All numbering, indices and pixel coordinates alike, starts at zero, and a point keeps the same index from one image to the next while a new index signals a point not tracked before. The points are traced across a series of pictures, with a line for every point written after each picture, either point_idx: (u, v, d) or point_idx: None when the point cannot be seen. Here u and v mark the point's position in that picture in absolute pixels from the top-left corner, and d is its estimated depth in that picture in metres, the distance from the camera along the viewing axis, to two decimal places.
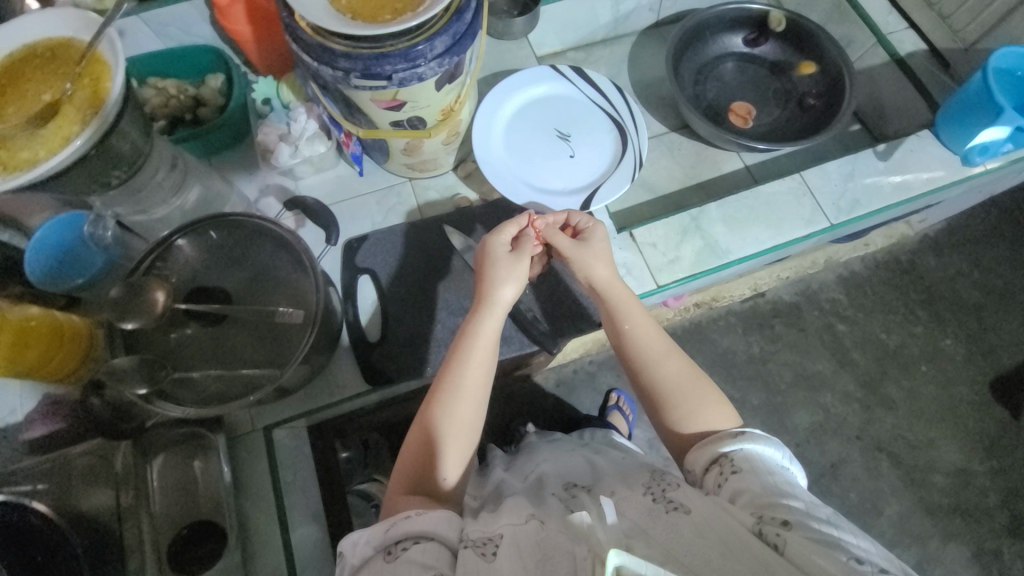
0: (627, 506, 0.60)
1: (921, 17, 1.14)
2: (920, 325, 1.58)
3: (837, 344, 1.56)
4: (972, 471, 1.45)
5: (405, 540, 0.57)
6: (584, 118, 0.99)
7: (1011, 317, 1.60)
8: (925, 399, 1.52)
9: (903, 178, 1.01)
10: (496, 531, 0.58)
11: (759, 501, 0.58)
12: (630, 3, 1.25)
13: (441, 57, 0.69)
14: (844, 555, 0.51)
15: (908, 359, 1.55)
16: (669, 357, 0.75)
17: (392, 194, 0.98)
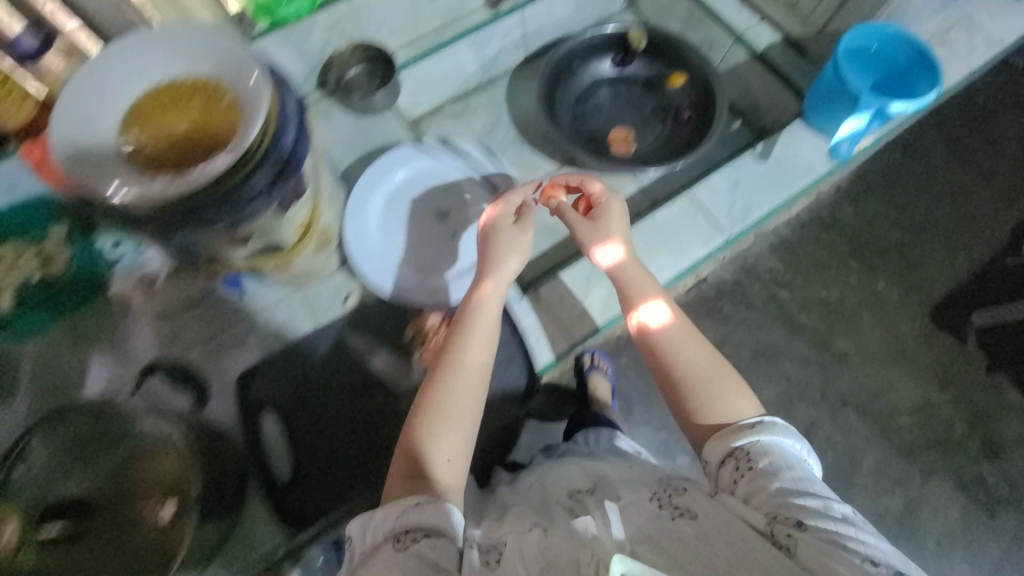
0: (632, 514, 0.61)
1: (772, 9, 1.14)
2: (854, 275, 1.54)
3: (785, 311, 1.49)
4: (933, 404, 1.43)
5: (414, 530, 0.57)
6: (457, 191, 0.97)
7: (934, 248, 1.58)
8: (874, 345, 1.48)
9: (786, 174, 1.02)
10: (499, 540, 0.61)
11: (771, 500, 0.59)
12: (494, 47, 1.22)
13: (268, 190, 0.63)
14: (855, 556, 0.52)
15: (850, 310, 1.51)
16: (682, 329, 0.77)
17: (278, 310, 0.91)
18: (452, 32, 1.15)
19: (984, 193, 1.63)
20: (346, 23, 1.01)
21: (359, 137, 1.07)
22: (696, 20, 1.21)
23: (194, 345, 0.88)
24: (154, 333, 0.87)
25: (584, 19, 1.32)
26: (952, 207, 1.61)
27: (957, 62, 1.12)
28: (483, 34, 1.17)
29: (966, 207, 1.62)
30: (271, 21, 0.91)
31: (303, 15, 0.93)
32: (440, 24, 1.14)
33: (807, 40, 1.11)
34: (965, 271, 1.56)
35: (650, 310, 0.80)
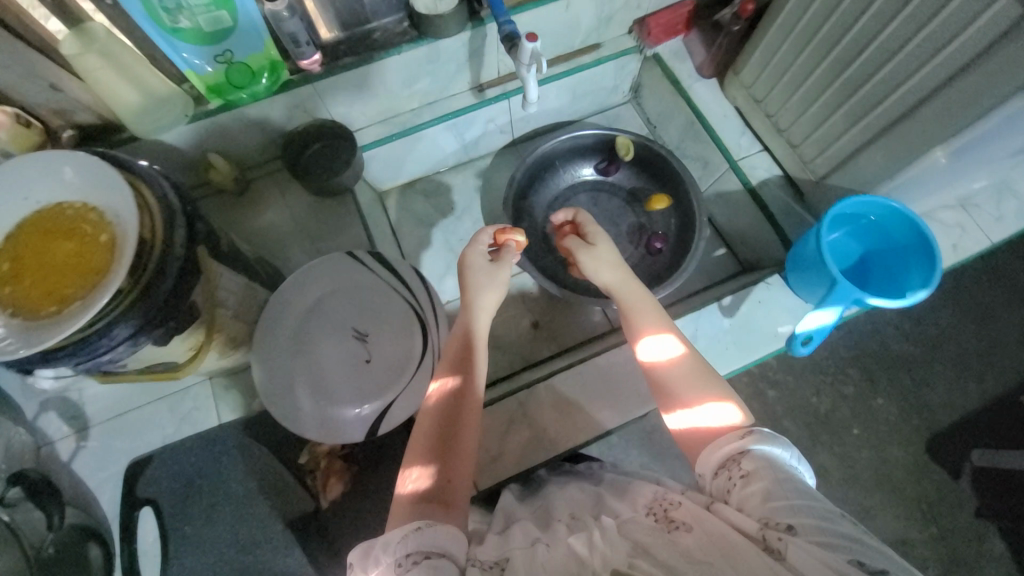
0: (630, 526, 0.56)
1: (774, 142, 1.04)
2: (852, 385, 1.35)
3: (767, 410, 1.33)
4: (911, 541, 1.24)
5: (414, 553, 0.49)
6: (384, 314, 0.84)
7: (949, 366, 1.35)
8: (858, 464, 1.29)
9: (750, 337, 0.93)
10: (505, 554, 0.55)
11: (761, 505, 0.51)
12: (474, 132, 1.16)
13: (131, 339, 0.59)
14: (842, 555, 0.45)
15: (838, 423, 1.32)
16: (693, 375, 0.65)
17: (186, 398, 0.89)
18: (430, 115, 1.08)
19: (1015, 310, 1.38)
20: (308, 105, 0.95)
21: (311, 217, 1.04)
22: (695, 131, 1.13)
23: (92, 424, 0.87)
24: (57, 406, 0.86)
25: (581, 107, 1.25)
26: (975, 332, 1.37)
27: (972, 233, 0.98)
28: (464, 119, 1.11)
29: (988, 328, 1.37)
30: (223, 101, 0.88)
31: (261, 97, 0.88)
32: (417, 105, 1.07)
33: (805, 186, 1.00)
34: (973, 400, 1.33)
35: (659, 344, 0.69)
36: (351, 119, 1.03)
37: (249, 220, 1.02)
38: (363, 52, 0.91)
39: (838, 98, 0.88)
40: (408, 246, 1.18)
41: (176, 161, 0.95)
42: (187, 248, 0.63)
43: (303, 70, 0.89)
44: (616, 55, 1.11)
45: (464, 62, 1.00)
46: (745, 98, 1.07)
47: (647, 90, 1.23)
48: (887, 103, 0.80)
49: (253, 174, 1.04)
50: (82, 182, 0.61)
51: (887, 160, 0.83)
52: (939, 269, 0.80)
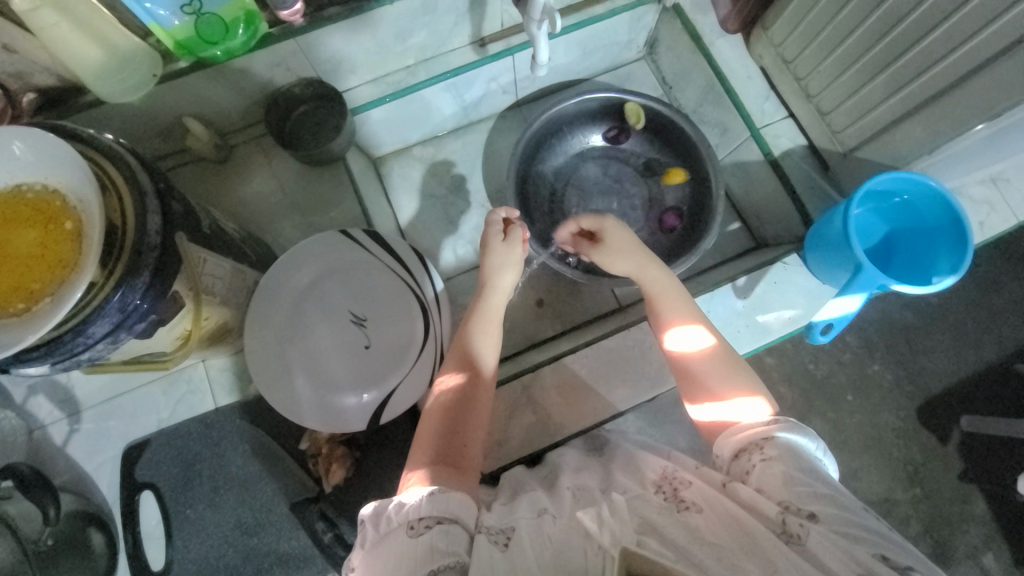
0: (636, 503, 0.54)
1: (801, 108, 0.96)
2: (850, 352, 1.33)
3: (764, 377, 1.32)
4: (894, 500, 1.27)
5: (428, 516, 0.50)
6: (384, 298, 0.80)
7: (948, 334, 1.33)
8: (851, 430, 1.30)
9: (764, 320, 0.89)
10: (510, 522, 0.53)
11: (786, 491, 0.50)
12: (475, 92, 1.07)
13: (111, 335, 0.56)
14: (867, 549, 0.45)
15: (834, 389, 1.32)
16: (716, 363, 0.66)
17: (180, 382, 0.86)
18: (426, 73, 0.98)
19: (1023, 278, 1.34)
20: (289, 62, 0.85)
21: (300, 189, 0.97)
22: (715, 95, 1.04)
23: (83, 408, 0.84)
24: (45, 390, 0.83)
25: (592, 63, 1.14)
26: (979, 301, 1.34)
27: (1002, 211, 0.93)
28: (464, 78, 1.00)
29: (993, 296, 1.34)
30: (194, 58, 0.78)
31: (237, 54, 0.78)
32: (412, 61, 0.97)
33: (832, 158, 0.94)
34: (969, 367, 1.32)
35: (686, 336, 0.69)
36: (339, 79, 0.93)
37: (233, 191, 0.95)
38: (351, 1, 0.80)
39: (877, 63, 0.80)
40: (405, 218, 1.12)
41: (150, 126, 0.87)
42: (163, 235, 0.57)
43: (283, 21, 0.79)
44: (632, 5, 1.00)
45: (464, 13, 0.90)
46: (773, 58, 0.97)
47: (664, 46, 1.12)
48: (934, 71, 0.73)
49: (234, 140, 0.96)
50: (35, 161, 0.53)
51: (928, 133, 0.77)
52: (972, 252, 0.76)
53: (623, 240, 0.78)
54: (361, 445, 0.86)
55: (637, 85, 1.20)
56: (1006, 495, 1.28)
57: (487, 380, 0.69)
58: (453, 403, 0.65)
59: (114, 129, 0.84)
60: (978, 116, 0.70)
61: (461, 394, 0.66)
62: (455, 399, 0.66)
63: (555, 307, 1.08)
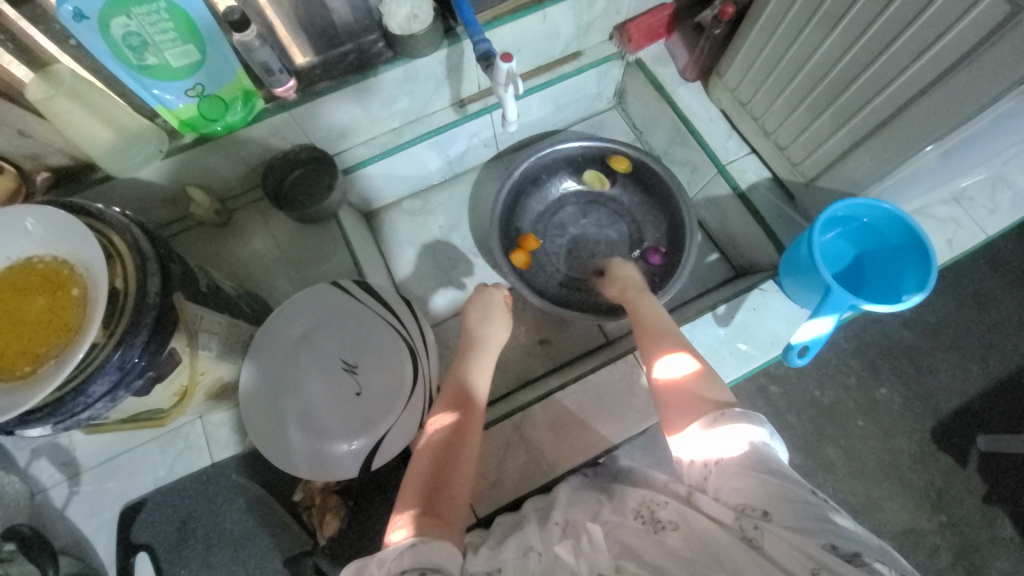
0: (620, 531, 0.55)
1: (760, 143, 1.03)
2: (853, 376, 1.33)
3: (771, 408, 1.31)
4: (919, 530, 1.23)
5: (411, 568, 0.49)
6: (373, 344, 0.83)
7: (949, 353, 1.33)
8: (865, 457, 1.28)
9: (746, 346, 0.91)
10: (495, 564, 0.53)
11: (738, 490, 0.51)
12: (458, 147, 1.15)
13: (109, 394, 0.58)
14: (817, 540, 0.45)
15: (842, 417, 1.31)
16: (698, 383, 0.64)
17: (178, 438, 0.87)
18: (411, 133, 1.06)
19: (1015, 294, 1.36)
20: (284, 131, 0.93)
21: (295, 245, 1.02)
22: (681, 136, 1.11)
23: (84, 470, 0.84)
24: (49, 453, 0.83)
25: (566, 115, 1.23)
26: (974, 317, 1.35)
27: (968, 227, 0.97)
28: (446, 135, 1.09)
29: (987, 311, 1.35)
30: (198, 134, 0.86)
31: (236, 128, 0.87)
32: (397, 124, 1.05)
33: (795, 187, 0.99)
34: (975, 386, 1.31)
35: (676, 363, 0.68)
36: (331, 143, 1.01)
37: (233, 251, 1.00)
38: (338, 76, 0.90)
39: (821, 102, 0.87)
40: (400, 268, 1.17)
41: (155, 196, 0.93)
42: (163, 295, 0.62)
43: (277, 97, 0.88)
44: (597, 62, 1.10)
45: (442, 79, 0.99)
46: (730, 100, 1.05)
47: (632, 96, 1.21)
48: (875, 103, 0.79)
49: (234, 204, 1.03)
50: (48, 234, 0.59)
51: (876, 160, 0.83)
52: (935, 270, 0.79)
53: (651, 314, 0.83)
54: (355, 495, 0.87)
55: (611, 131, 1.28)
56: None
57: (476, 428, 0.69)
58: (443, 447, 0.65)
59: (124, 200, 0.91)
60: (921, 141, 0.75)
61: (450, 437, 0.66)
62: (443, 442, 0.66)
63: (548, 345, 1.11)
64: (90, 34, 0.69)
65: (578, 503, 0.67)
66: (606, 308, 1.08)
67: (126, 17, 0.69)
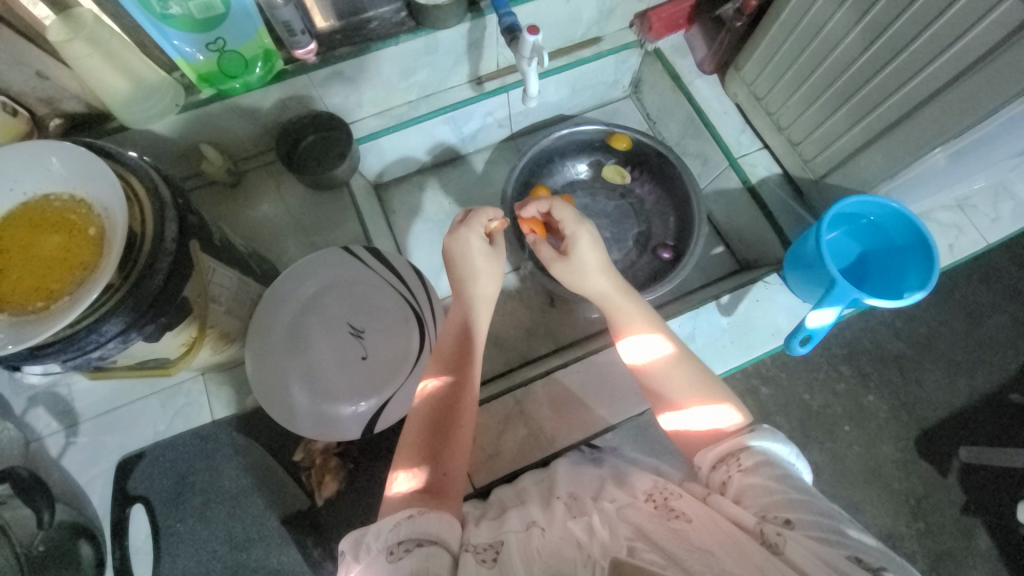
0: (628, 512, 0.56)
1: (773, 139, 1.04)
2: (843, 382, 1.35)
3: (761, 408, 1.33)
4: (897, 534, 1.26)
5: (407, 540, 0.50)
6: (381, 310, 0.83)
7: (938, 363, 1.36)
8: (850, 460, 1.31)
9: (747, 336, 0.93)
10: (499, 536, 0.54)
11: (762, 499, 0.53)
12: (473, 124, 1.15)
13: (121, 335, 0.59)
14: (841, 552, 0.47)
15: (830, 420, 1.33)
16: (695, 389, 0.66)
17: (177, 394, 0.87)
18: (427, 107, 1.06)
19: (1008, 308, 1.39)
20: (301, 94, 0.92)
21: (303, 211, 1.02)
22: (695, 127, 1.12)
23: (82, 420, 0.85)
24: (46, 402, 0.84)
25: (581, 101, 1.24)
26: (964, 327, 1.38)
27: (970, 233, 0.99)
28: (461, 112, 1.09)
29: (979, 324, 1.38)
30: (215, 90, 0.86)
31: (254, 87, 0.87)
32: (414, 96, 1.05)
33: (805, 184, 1.01)
34: (962, 396, 1.34)
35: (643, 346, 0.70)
36: (346, 110, 1.01)
37: (240, 213, 1.00)
38: (359, 42, 0.90)
39: (838, 98, 0.88)
40: (405, 244, 1.17)
41: (167, 151, 0.92)
42: (179, 242, 0.61)
43: (297, 59, 0.87)
44: (617, 48, 1.11)
45: (462, 54, 0.99)
46: (746, 95, 1.06)
47: (647, 86, 1.22)
48: (890, 102, 0.80)
49: (245, 166, 1.02)
50: (67, 174, 0.59)
51: (888, 160, 0.84)
52: (938, 270, 0.81)
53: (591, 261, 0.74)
54: (356, 458, 0.87)
55: (624, 121, 1.28)
56: (1008, 527, 1.27)
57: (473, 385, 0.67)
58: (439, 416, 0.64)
59: (137, 152, 0.90)
60: (933, 141, 0.76)
61: (445, 402, 0.65)
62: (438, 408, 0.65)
63: (549, 328, 1.12)
64: None
65: (579, 482, 0.68)
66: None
67: None
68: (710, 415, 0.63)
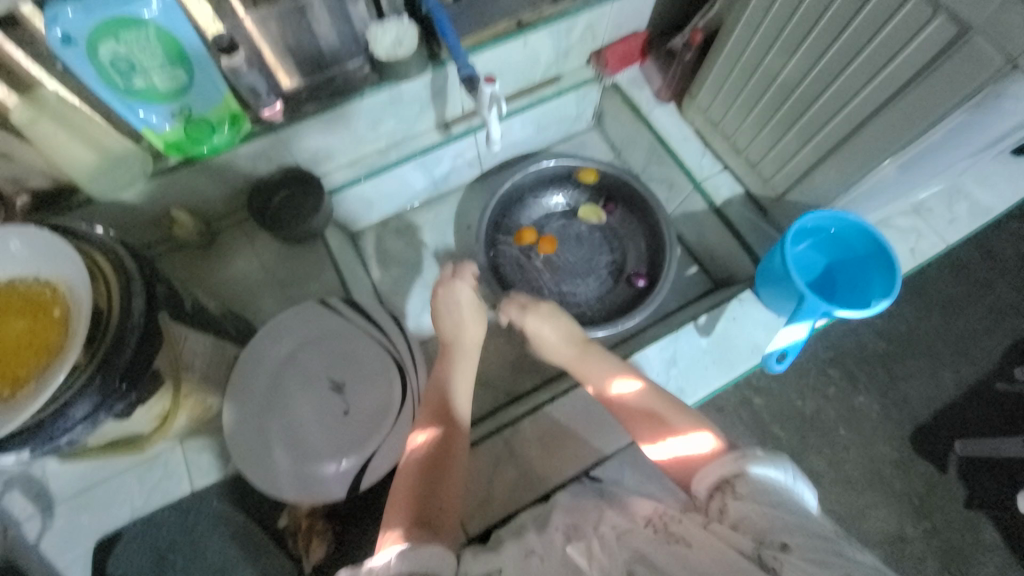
0: (629, 537, 0.57)
1: (733, 161, 1.08)
2: (832, 385, 1.37)
3: (756, 419, 1.34)
4: (904, 535, 1.25)
5: (404, 573, 0.47)
6: (361, 362, 0.83)
7: (921, 359, 1.38)
8: (849, 464, 1.31)
9: (727, 355, 0.94)
10: (495, 564, 0.57)
11: (758, 525, 0.51)
12: (444, 167, 1.18)
13: (90, 416, 0.57)
14: (841, 574, 0.44)
15: (824, 424, 1.34)
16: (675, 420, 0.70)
17: (156, 467, 0.84)
18: (397, 154, 1.09)
19: (979, 299, 1.43)
20: (270, 152, 0.94)
21: (279, 265, 1.01)
22: (658, 154, 1.16)
23: (57, 502, 0.81)
24: (21, 485, 0.80)
25: (547, 136, 1.28)
26: (940, 322, 1.41)
27: (929, 237, 1.03)
28: (431, 156, 1.12)
29: (954, 318, 1.41)
30: (184, 156, 0.87)
31: (221, 149, 0.88)
32: (384, 145, 1.08)
33: (767, 202, 1.04)
34: (948, 390, 1.36)
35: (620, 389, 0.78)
36: (318, 163, 1.02)
37: (216, 273, 0.99)
38: (326, 98, 0.93)
39: (788, 120, 0.92)
40: (385, 288, 1.17)
41: (138, 219, 0.92)
42: (148, 315, 0.61)
43: (264, 120, 0.89)
44: (577, 85, 1.15)
45: (427, 102, 1.02)
46: (703, 120, 1.10)
47: (610, 118, 1.27)
48: (836, 121, 0.84)
49: (218, 226, 1.02)
50: (30, 256, 0.58)
51: (840, 175, 0.88)
52: (900, 277, 0.83)
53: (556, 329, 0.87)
54: (344, 517, 0.83)
55: (591, 151, 1.32)
56: (1011, 518, 1.27)
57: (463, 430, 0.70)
58: (431, 458, 0.65)
59: (107, 222, 0.90)
60: (879, 155, 0.80)
61: (438, 446, 0.67)
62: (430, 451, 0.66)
63: (535, 361, 1.12)
64: (77, 57, 0.68)
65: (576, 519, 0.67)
66: (593, 321, 1.09)
67: (115, 41, 0.68)
68: (685, 443, 0.66)
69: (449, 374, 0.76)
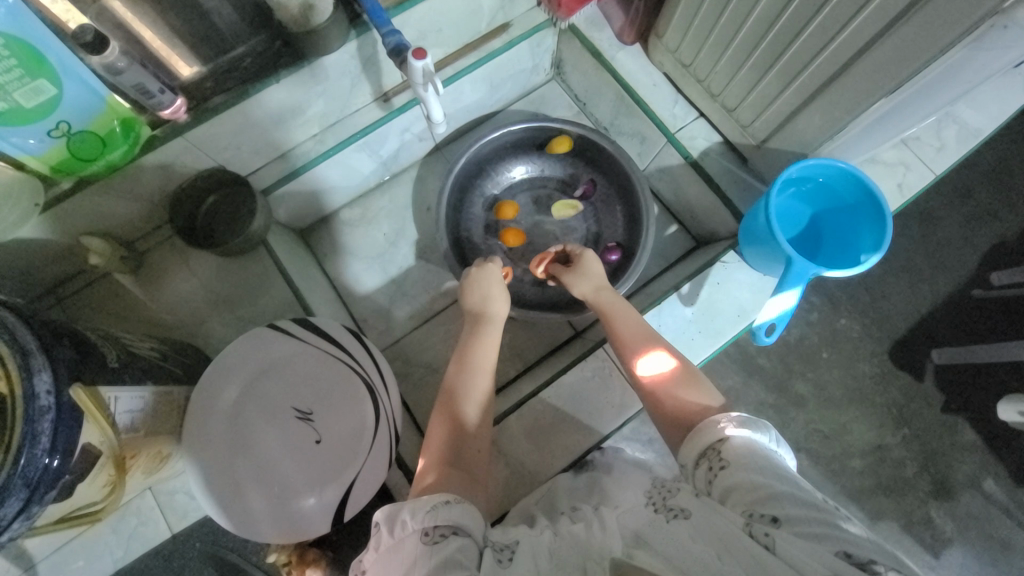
0: (627, 517, 0.51)
1: (708, 107, 0.97)
2: (815, 312, 1.36)
3: (742, 353, 1.34)
4: (885, 445, 1.30)
5: (443, 526, 0.52)
6: (327, 385, 0.76)
7: (903, 279, 1.37)
8: (833, 387, 1.33)
9: (714, 322, 0.89)
10: (514, 539, 0.54)
11: (749, 495, 0.50)
12: (392, 145, 1.05)
13: (23, 511, 0.51)
14: (829, 548, 0.43)
15: (808, 351, 1.35)
16: (682, 381, 0.68)
17: (130, 512, 0.80)
18: (334, 139, 0.96)
19: (959, 210, 1.39)
20: (182, 159, 0.81)
21: (222, 281, 0.92)
22: (627, 105, 1.05)
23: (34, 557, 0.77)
24: None
25: (503, 94, 1.14)
26: (922, 237, 1.38)
27: (917, 170, 0.96)
28: (374, 136, 0.99)
29: (935, 235, 1.38)
30: (77, 177, 0.74)
31: (122, 164, 0.75)
32: (318, 130, 0.94)
33: (747, 150, 0.96)
34: (928, 305, 1.36)
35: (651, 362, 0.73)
36: (245, 162, 0.90)
37: (155, 297, 0.90)
38: (235, 87, 0.79)
39: (766, 62, 0.82)
40: (348, 278, 1.09)
41: (46, 252, 0.81)
42: (61, 388, 0.53)
43: (166, 120, 0.76)
44: (528, 33, 1.01)
45: (358, 74, 0.88)
46: (672, 63, 0.98)
47: (570, 66, 1.13)
48: (821, 59, 0.74)
49: (144, 246, 0.91)
50: None
51: (825, 121, 0.80)
52: (890, 228, 0.78)
53: (595, 269, 0.88)
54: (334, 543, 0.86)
55: (552, 107, 1.20)
56: (988, 419, 1.32)
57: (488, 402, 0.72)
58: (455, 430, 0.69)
59: (8, 260, 0.78)
60: (870, 96, 0.72)
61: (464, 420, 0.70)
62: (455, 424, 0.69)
63: (517, 339, 1.07)
64: None
65: None
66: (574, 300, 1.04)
67: None
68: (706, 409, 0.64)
69: (480, 342, 0.78)
